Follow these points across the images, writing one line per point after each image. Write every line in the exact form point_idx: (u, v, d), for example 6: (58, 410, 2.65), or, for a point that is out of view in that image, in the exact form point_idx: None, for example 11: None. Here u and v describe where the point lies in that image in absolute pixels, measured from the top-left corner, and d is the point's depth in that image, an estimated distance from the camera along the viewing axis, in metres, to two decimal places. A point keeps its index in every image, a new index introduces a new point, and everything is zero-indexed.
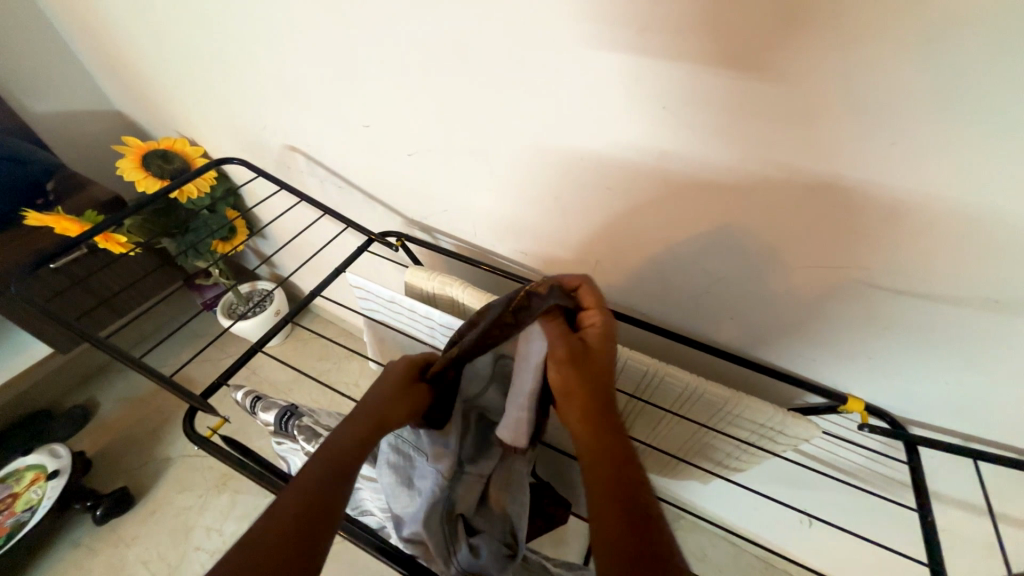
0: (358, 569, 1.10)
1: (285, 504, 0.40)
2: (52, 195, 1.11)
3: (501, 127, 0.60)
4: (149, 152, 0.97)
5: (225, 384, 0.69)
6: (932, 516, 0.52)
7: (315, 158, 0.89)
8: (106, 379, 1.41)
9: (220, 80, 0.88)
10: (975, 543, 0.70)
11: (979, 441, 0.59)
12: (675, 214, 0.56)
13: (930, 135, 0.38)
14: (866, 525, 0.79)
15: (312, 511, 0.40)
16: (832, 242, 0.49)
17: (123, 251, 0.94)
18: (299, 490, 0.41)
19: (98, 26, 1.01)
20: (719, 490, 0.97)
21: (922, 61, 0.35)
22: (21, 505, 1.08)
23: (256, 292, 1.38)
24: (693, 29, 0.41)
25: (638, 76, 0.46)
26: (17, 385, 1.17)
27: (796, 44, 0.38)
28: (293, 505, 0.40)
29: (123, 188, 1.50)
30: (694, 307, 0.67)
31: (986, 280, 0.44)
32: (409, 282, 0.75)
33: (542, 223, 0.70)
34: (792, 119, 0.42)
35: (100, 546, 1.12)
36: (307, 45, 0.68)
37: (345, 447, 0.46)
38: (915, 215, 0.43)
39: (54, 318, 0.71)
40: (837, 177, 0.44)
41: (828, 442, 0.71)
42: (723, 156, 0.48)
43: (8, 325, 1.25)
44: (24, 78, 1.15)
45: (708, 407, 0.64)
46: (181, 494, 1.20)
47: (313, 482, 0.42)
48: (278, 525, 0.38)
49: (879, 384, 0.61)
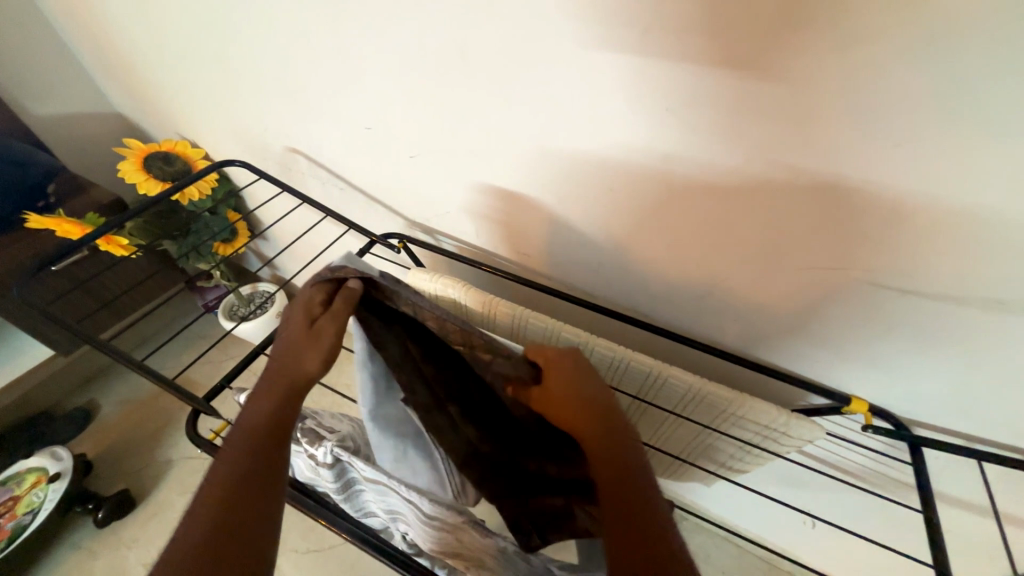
0: (361, 571, 1.10)
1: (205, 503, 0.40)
2: (52, 198, 1.11)
3: (504, 130, 0.60)
4: (150, 155, 0.97)
5: (227, 387, 0.68)
6: (937, 518, 0.51)
7: (316, 160, 0.89)
8: (106, 381, 1.41)
9: (220, 81, 0.88)
10: (980, 544, 0.70)
11: (982, 442, 0.59)
12: (678, 214, 0.56)
13: (934, 135, 0.38)
14: (870, 525, 0.79)
15: (246, 501, 0.40)
16: (835, 244, 0.49)
17: (124, 254, 0.93)
18: (218, 482, 0.41)
19: (99, 29, 1.01)
20: (722, 491, 0.97)
21: (926, 61, 0.35)
22: (22, 508, 1.08)
23: (257, 294, 1.38)
24: (696, 30, 0.41)
25: (640, 76, 0.46)
26: (17, 388, 1.16)
27: (799, 43, 0.38)
28: (216, 500, 0.40)
29: (124, 191, 1.50)
30: (697, 308, 0.67)
31: (994, 280, 0.44)
32: (410, 284, 0.75)
33: (543, 225, 0.70)
34: (795, 119, 0.42)
35: (101, 549, 1.12)
36: (309, 48, 0.68)
37: (256, 427, 0.45)
38: (919, 216, 0.43)
39: (56, 321, 0.70)
40: (842, 178, 0.44)
41: (831, 443, 0.71)
42: (725, 157, 0.48)
43: (9, 328, 1.25)
44: (25, 81, 1.15)
45: (712, 409, 0.64)
46: (183, 496, 1.20)
47: (234, 467, 0.42)
48: (202, 527, 0.38)
49: (882, 384, 0.61)
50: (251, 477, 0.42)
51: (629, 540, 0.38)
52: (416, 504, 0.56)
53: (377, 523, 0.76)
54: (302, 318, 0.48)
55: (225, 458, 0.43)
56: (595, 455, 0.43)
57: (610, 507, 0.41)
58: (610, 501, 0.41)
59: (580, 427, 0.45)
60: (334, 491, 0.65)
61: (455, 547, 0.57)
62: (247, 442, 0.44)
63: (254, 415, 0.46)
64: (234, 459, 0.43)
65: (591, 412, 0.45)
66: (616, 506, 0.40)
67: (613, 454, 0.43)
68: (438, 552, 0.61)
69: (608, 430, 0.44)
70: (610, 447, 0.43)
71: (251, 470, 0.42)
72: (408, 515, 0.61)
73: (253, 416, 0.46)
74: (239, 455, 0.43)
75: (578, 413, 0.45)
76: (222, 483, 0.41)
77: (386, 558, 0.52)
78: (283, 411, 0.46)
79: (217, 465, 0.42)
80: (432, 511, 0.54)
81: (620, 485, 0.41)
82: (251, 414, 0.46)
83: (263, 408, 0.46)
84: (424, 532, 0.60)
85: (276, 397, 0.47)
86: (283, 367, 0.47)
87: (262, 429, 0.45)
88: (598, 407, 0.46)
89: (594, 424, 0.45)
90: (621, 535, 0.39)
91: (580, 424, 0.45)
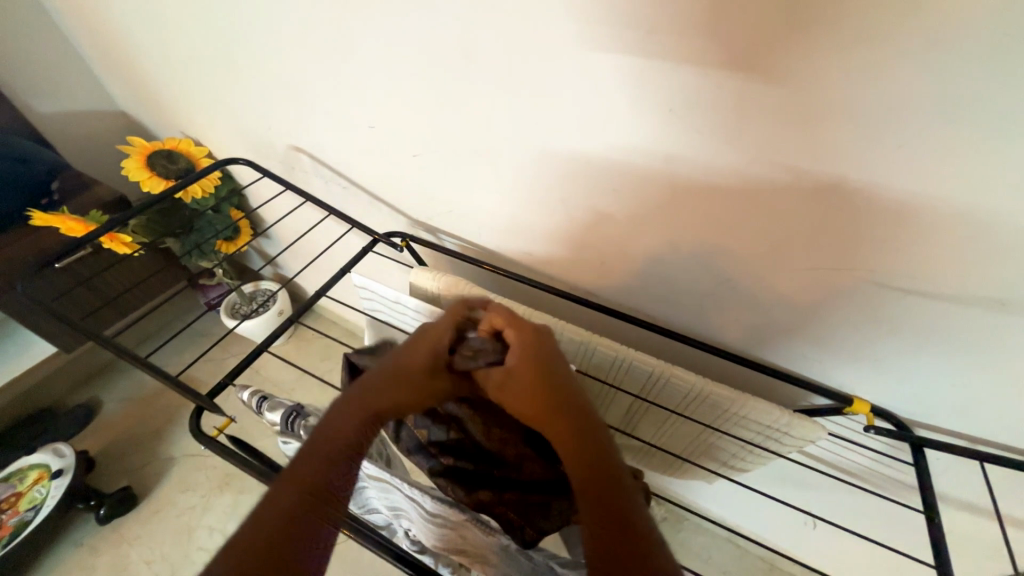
0: (361, 568, 1.11)
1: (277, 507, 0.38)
2: (56, 195, 1.12)
3: (507, 129, 0.60)
4: (154, 152, 0.97)
5: (230, 384, 0.69)
6: (938, 519, 0.52)
7: (319, 159, 0.89)
8: (109, 378, 1.41)
9: (224, 79, 0.88)
10: (981, 545, 0.70)
11: (984, 443, 0.59)
12: (680, 214, 0.56)
13: (936, 137, 0.38)
14: (871, 526, 0.79)
15: (315, 525, 0.38)
16: (838, 244, 0.49)
17: (128, 251, 0.94)
18: (293, 492, 0.39)
19: (103, 27, 1.01)
20: (723, 491, 0.97)
21: (931, 62, 0.35)
22: (25, 504, 1.08)
23: (259, 292, 1.39)
24: (700, 31, 0.41)
25: (643, 77, 0.46)
26: (20, 385, 1.17)
27: (802, 45, 0.38)
28: (290, 511, 0.38)
29: (127, 189, 1.51)
30: (699, 308, 0.67)
31: (996, 282, 0.44)
32: (413, 282, 0.75)
33: (546, 225, 0.70)
34: (799, 120, 0.42)
35: (103, 545, 1.13)
36: (313, 47, 0.68)
37: (335, 441, 0.43)
38: (921, 217, 0.43)
39: (59, 318, 0.71)
40: (844, 179, 0.44)
41: (832, 443, 0.71)
42: (728, 158, 0.48)
43: (12, 325, 1.26)
44: (28, 78, 1.16)
45: (714, 408, 0.64)
46: (185, 494, 1.20)
47: (312, 479, 0.40)
48: (269, 537, 0.36)
49: (884, 385, 0.61)
50: (326, 497, 0.40)
51: (610, 540, 0.35)
52: (420, 502, 0.56)
53: (380, 520, 0.76)
54: (429, 352, 0.51)
55: (304, 467, 0.41)
56: (573, 454, 0.41)
57: (591, 506, 0.37)
58: (592, 500, 0.38)
59: (555, 426, 0.43)
60: None
61: (459, 544, 0.58)
62: (325, 454, 0.42)
63: (339, 422, 0.44)
64: (312, 471, 0.40)
65: (563, 409, 0.44)
66: (597, 505, 0.37)
67: (587, 450, 0.41)
68: (441, 549, 0.61)
69: (583, 428, 0.43)
70: (588, 445, 0.41)
71: (324, 488, 0.40)
72: (411, 512, 0.61)
73: (337, 427, 0.44)
74: (317, 468, 0.41)
75: (547, 411, 0.45)
76: (298, 494, 0.39)
77: (386, 554, 0.53)
78: (368, 436, 0.45)
79: (294, 470, 0.40)
80: (437, 509, 0.55)
81: (601, 483, 0.39)
82: (337, 424, 0.44)
83: (350, 424, 0.44)
84: (426, 529, 0.60)
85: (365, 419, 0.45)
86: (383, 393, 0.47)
87: (342, 445, 0.43)
88: (572, 405, 0.45)
89: (570, 423, 0.43)
90: (603, 538, 0.36)
91: (554, 423, 0.44)
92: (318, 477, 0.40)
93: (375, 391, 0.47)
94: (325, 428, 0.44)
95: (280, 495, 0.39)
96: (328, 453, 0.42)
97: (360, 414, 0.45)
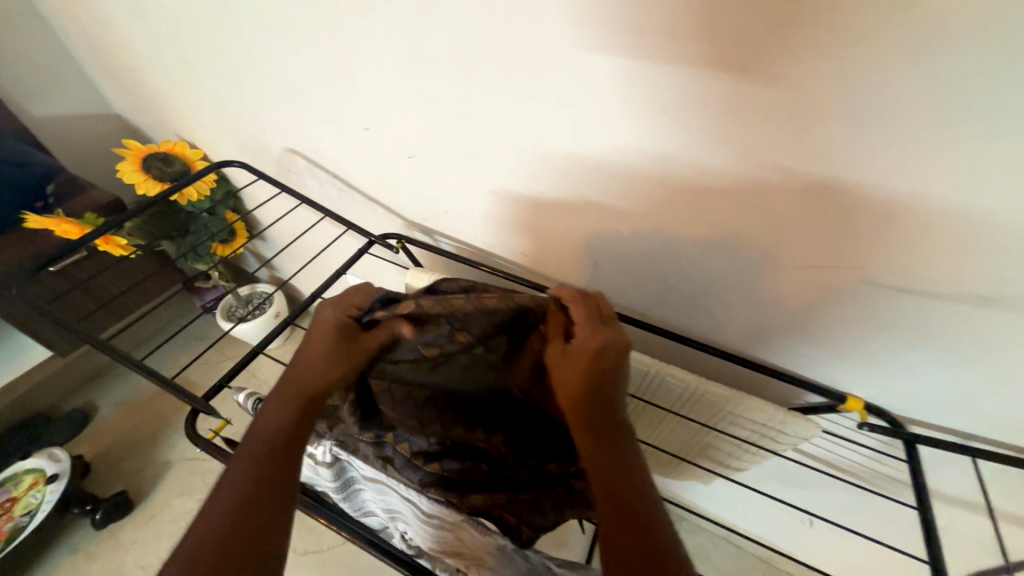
0: (359, 571, 1.10)
1: (223, 499, 0.42)
2: (51, 199, 1.12)
3: (500, 131, 0.61)
4: (149, 155, 0.97)
5: (226, 386, 0.68)
6: (931, 515, 0.52)
7: (314, 161, 0.89)
8: (104, 383, 1.41)
9: (219, 82, 0.88)
10: (976, 541, 0.70)
11: (977, 439, 0.60)
12: (674, 215, 0.57)
13: (923, 136, 0.38)
14: (866, 523, 0.79)
15: (261, 499, 0.42)
16: (829, 244, 0.50)
17: (123, 253, 0.93)
18: (239, 487, 0.42)
19: (98, 30, 1.01)
20: (719, 491, 0.97)
21: (921, 62, 0.35)
22: (20, 510, 1.08)
23: (256, 295, 1.38)
24: (691, 32, 0.41)
25: (635, 78, 0.47)
26: (15, 389, 1.16)
27: (790, 46, 0.39)
28: (238, 502, 0.41)
29: (123, 192, 1.50)
30: (693, 309, 0.67)
31: (986, 278, 0.45)
32: (409, 283, 0.75)
33: (541, 226, 0.70)
34: (788, 120, 0.43)
35: (99, 550, 1.12)
36: (308, 50, 0.68)
37: (271, 436, 0.46)
38: (911, 215, 0.43)
39: (54, 321, 0.70)
40: (836, 178, 0.44)
41: (826, 440, 0.72)
42: (720, 158, 0.49)
43: (7, 329, 1.26)
44: (24, 82, 1.16)
45: (709, 407, 0.64)
46: (181, 498, 1.20)
47: (253, 468, 0.43)
48: (221, 525, 0.40)
49: (877, 383, 0.61)
50: (271, 488, 0.43)
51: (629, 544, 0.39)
52: (416, 503, 0.56)
53: (377, 523, 0.76)
54: (325, 321, 0.50)
55: (244, 463, 0.44)
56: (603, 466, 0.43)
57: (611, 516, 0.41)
58: (614, 509, 0.41)
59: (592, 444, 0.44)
60: (333, 490, 0.65)
61: (454, 545, 0.58)
62: (259, 449, 0.45)
63: (270, 419, 0.47)
64: (253, 464, 0.44)
65: (603, 427, 0.44)
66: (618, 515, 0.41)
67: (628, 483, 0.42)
68: (438, 551, 0.61)
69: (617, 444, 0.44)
70: (618, 460, 0.43)
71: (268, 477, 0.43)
72: (407, 514, 0.61)
73: (269, 423, 0.47)
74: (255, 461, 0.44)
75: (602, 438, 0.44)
76: (243, 485, 0.42)
77: (387, 558, 0.53)
78: (299, 423, 0.47)
79: (235, 471, 0.43)
80: (432, 509, 0.56)
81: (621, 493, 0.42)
82: (270, 420, 0.47)
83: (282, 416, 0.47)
84: (423, 531, 0.61)
85: (294, 403, 0.48)
86: (300, 374, 0.49)
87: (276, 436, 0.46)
88: (613, 425, 0.45)
89: (610, 443, 0.44)
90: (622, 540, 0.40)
91: (598, 445, 0.44)
92: (260, 467, 0.43)
93: (296, 379, 0.49)
94: (260, 430, 0.46)
95: (227, 492, 0.42)
96: (266, 447, 0.45)
97: (287, 404, 0.48)
